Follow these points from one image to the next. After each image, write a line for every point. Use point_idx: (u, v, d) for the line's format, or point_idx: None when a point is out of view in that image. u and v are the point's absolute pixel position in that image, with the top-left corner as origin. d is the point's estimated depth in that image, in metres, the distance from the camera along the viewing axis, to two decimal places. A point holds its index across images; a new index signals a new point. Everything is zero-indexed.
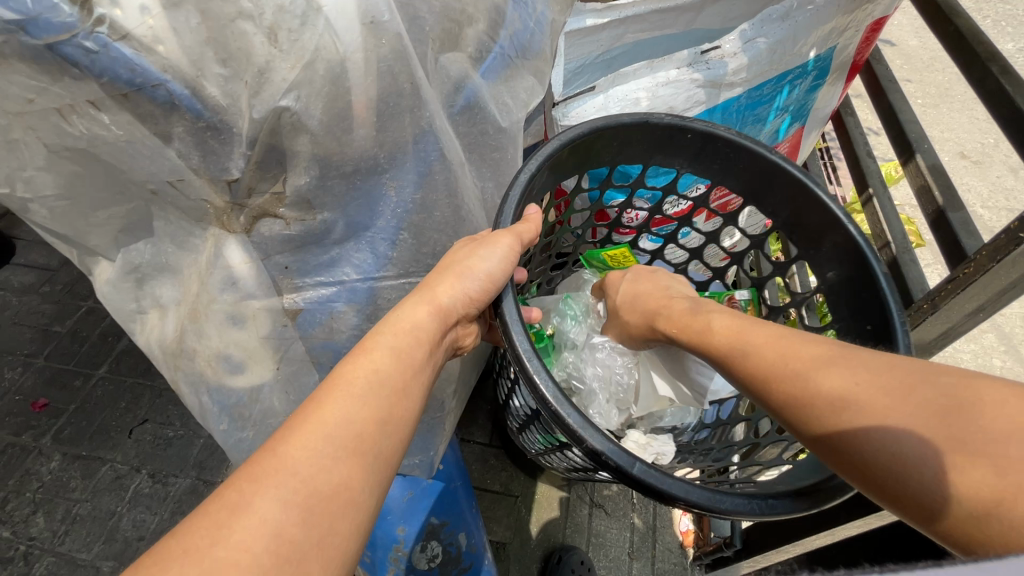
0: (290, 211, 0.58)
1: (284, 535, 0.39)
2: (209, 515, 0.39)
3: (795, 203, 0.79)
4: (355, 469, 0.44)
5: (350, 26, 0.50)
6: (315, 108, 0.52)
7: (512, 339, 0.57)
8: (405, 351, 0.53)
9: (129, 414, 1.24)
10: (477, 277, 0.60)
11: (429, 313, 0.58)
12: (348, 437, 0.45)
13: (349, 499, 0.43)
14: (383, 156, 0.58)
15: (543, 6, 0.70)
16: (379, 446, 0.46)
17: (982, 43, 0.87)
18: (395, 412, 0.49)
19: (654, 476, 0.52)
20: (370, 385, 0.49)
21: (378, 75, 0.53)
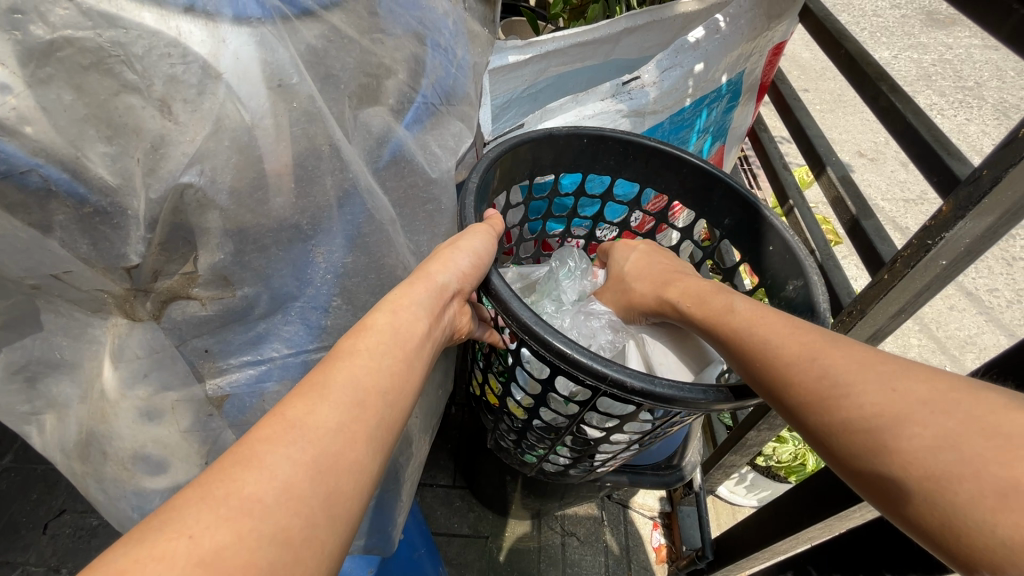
0: (204, 291, 0.52)
1: (292, 492, 0.34)
2: (218, 468, 0.35)
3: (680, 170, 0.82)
4: (357, 442, 0.39)
5: (254, 92, 0.46)
6: (223, 180, 0.47)
7: (516, 307, 0.54)
8: (412, 328, 0.48)
9: (42, 506, 1.09)
10: (465, 254, 0.57)
11: (425, 294, 0.52)
12: (359, 410, 0.40)
13: (357, 466, 0.38)
14: (306, 222, 0.53)
15: (462, 53, 0.71)
16: (386, 410, 0.41)
17: (870, 65, 0.95)
18: (397, 387, 0.44)
19: (675, 389, 0.51)
20: (373, 363, 0.44)
21: (292, 139, 0.50)
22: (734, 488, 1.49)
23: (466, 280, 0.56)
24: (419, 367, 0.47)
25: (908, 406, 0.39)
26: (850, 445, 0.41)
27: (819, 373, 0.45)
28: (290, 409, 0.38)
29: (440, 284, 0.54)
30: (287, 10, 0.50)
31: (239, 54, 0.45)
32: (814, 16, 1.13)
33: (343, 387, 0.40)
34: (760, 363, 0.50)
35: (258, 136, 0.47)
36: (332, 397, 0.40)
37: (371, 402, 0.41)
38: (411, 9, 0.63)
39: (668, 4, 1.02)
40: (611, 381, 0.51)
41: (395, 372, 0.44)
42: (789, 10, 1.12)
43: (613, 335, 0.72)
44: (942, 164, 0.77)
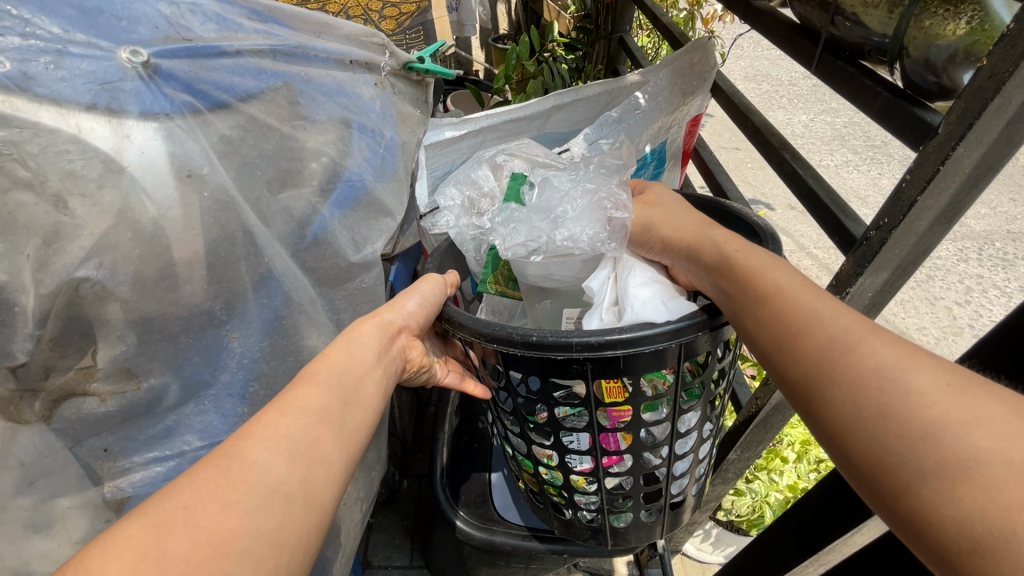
0: (104, 385, 0.49)
1: (271, 475, 0.45)
2: (211, 464, 0.45)
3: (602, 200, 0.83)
4: (322, 435, 0.50)
5: (161, 182, 0.46)
6: (124, 273, 0.45)
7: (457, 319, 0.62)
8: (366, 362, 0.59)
9: None
10: (415, 297, 0.65)
11: (376, 331, 0.62)
12: (321, 418, 0.51)
13: (323, 460, 0.49)
14: (218, 307, 0.52)
15: (391, 134, 0.75)
16: (343, 420, 0.53)
17: (774, 135, 1.06)
18: (356, 396, 0.55)
19: (642, 332, 0.52)
20: (335, 383, 0.55)
21: (203, 228, 0.49)
22: (701, 546, 1.46)
23: (413, 320, 0.65)
24: (373, 390, 0.58)
25: (949, 403, 0.37)
26: (866, 423, 0.39)
27: (843, 353, 0.42)
28: (263, 418, 0.48)
29: (388, 322, 0.63)
30: (200, 103, 0.48)
31: (145, 149, 0.45)
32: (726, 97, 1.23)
33: (308, 402, 0.51)
34: (787, 332, 0.46)
35: (165, 227, 0.46)
36: (299, 408, 0.51)
37: (331, 411, 0.52)
38: (335, 96, 0.65)
39: (591, 83, 1.15)
40: (577, 346, 0.53)
41: (351, 390, 0.55)
42: (701, 87, 1.21)
43: (608, 233, 0.65)
44: (841, 224, 0.84)
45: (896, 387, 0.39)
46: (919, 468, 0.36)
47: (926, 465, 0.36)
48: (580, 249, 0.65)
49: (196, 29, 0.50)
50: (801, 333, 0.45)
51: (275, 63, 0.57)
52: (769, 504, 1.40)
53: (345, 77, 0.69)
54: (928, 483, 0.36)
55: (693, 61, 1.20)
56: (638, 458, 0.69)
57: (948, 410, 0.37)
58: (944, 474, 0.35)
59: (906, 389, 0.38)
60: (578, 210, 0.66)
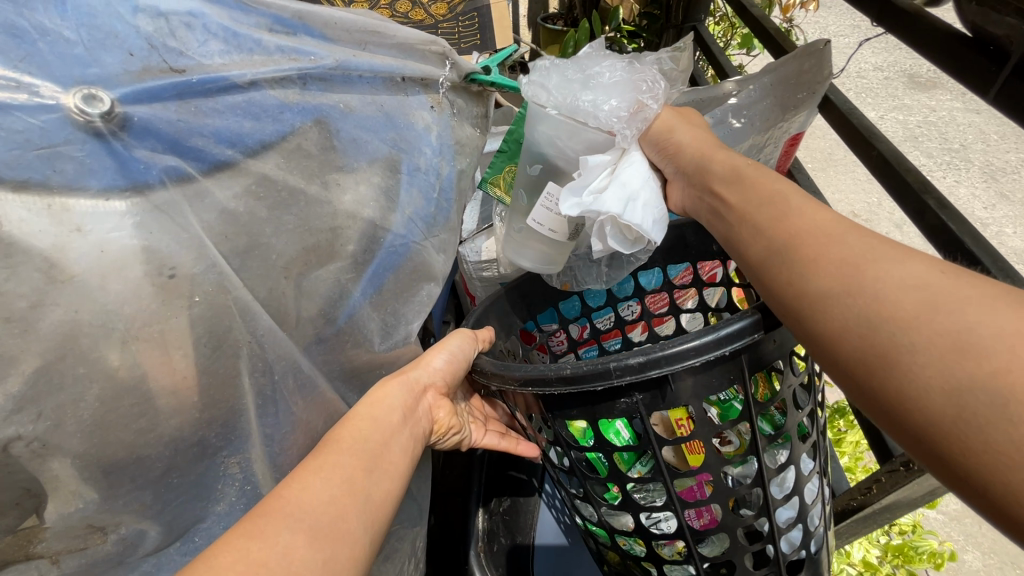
0: (55, 544, 0.36)
1: (293, 556, 0.35)
2: (221, 552, 0.35)
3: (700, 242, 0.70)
4: (347, 505, 0.39)
5: (130, 288, 0.31)
6: (73, 420, 0.31)
7: (486, 367, 0.52)
8: (386, 418, 0.47)
9: None
10: (441, 351, 0.55)
11: (400, 388, 0.50)
12: (347, 485, 0.40)
13: (347, 536, 0.38)
14: (213, 435, 0.38)
15: (448, 169, 0.59)
16: (372, 488, 0.42)
17: (910, 170, 0.83)
18: (383, 458, 0.44)
19: (685, 349, 0.40)
20: (364, 440, 0.44)
21: (195, 343, 0.34)
22: None
23: (441, 377, 0.54)
24: (401, 457, 0.46)
25: (938, 289, 0.33)
26: (857, 314, 0.35)
27: (840, 249, 0.38)
28: (286, 487, 0.39)
29: (413, 379, 0.52)
30: (191, 165, 0.33)
31: (107, 245, 0.30)
32: (849, 123, 0.97)
33: (331, 469, 0.41)
34: (784, 240, 0.42)
35: (137, 353, 0.32)
36: (323, 473, 0.40)
37: (354, 475, 0.41)
38: (381, 131, 0.50)
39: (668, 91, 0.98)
40: (617, 373, 0.42)
41: (378, 451, 0.44)
42: (809, 102, 0.94)
43: (622, 123, 0.58)
44: None
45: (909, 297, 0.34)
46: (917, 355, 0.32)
47: (918, 358, 0.32)
48: (598, 123, 0.57)
49: (192, 52, 0.34)
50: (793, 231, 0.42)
51: (304, 94, 0.42)
52: None
53: (393, 101, 0.53)
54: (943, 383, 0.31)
55: (803, 69, 0.94)
56: (739, 543, 0.53)
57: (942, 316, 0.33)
58: (936, 351, 0.31)
59: (895, 288, 0.34)
60: (591, 88, 0.57)
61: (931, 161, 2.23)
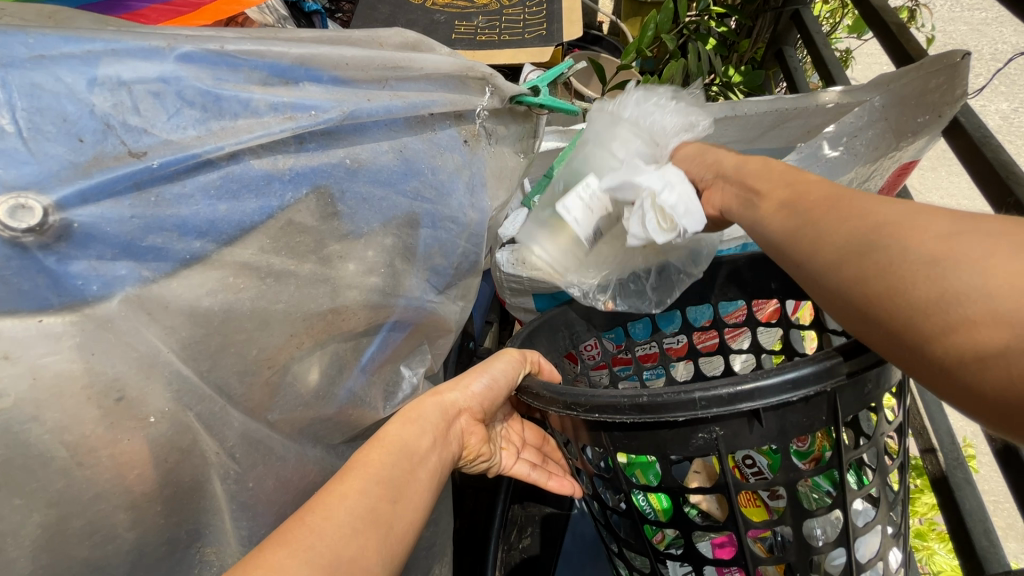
0: None
1: None
2: None
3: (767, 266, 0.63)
4: (369, 543, 0.35)
5: (71, 416, 0.27)
6: (16, 547, 0.28)
7: (532, 382, 0.48)
8: (425, 437, 0.43)
9: None
10: (483, 374, 0.50)
11: (436, 409, 0.46)
12: (372, 519, 0.36)
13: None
14: (183, 536, 0.35)
15: (482, 216, 0.52)
16: (396, 523, 0.37)
17: None
18: (412, 487, 0.40)
19: (774, 390, 0.37)
20: (397, 462, 0.40)
21: (153, 459, 0.30)
22: None
23: (480, 401, 0.50)
24: (425, 486, 0.41)
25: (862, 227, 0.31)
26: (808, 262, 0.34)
27: (793, 204, 0.37)
28: (307, 515, 0.34)
29: (450, 401, 0.48)
30: (147, 268, 0.29)
31: (40, 371, 0.26)
32: None
33: (355, 497, 0.36)
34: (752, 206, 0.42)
35: (81, 479, 0.28)
36: (347, 504, 0.35)
37: (381, 507, 0.37)
38: (400, 182, 0.43)
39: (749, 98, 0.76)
40: (703, 403, 0.38)
41: (405, 480, 0.40)
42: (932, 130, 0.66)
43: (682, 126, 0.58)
44: None
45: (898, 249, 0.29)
46: (877, 301, 0.29)
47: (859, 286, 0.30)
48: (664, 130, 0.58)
49: (158, 129, 0.29)
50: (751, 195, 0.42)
51: (300, 155, 0.36)
52: None
53: (418, 144, 0.46)
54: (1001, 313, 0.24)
55: (927, 87, 0.66)
56: None
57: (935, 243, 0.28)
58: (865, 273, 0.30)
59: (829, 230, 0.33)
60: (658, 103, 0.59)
61: None
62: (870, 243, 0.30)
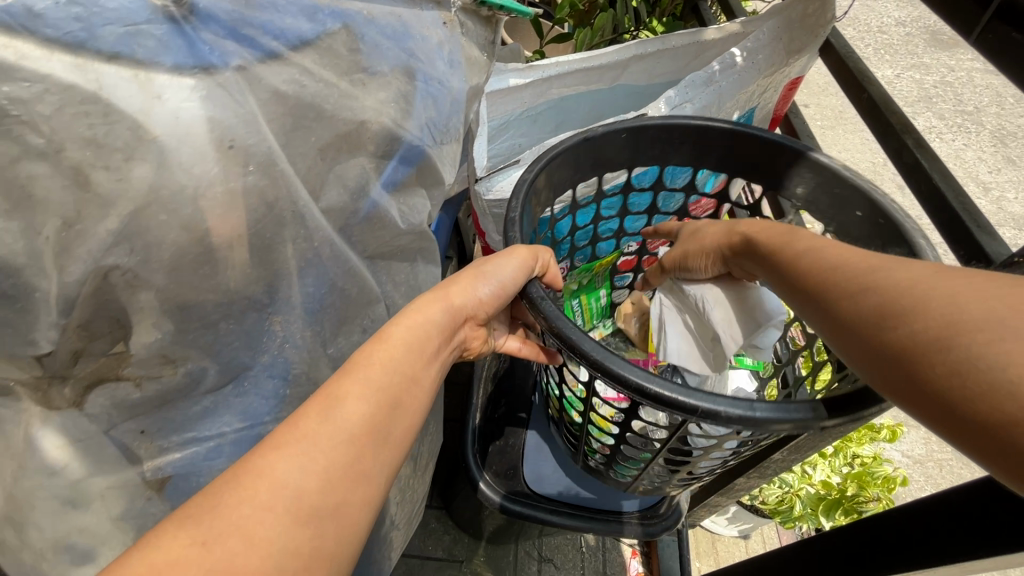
0: (138, 371, 0.44)
1: (305, 498, 0.37)
2: (234, 478, 0.37)
3: (735, 143, 0.72)
4: (362, 454, 0.41)
5: (200, 154, 0.38)
6: (158, 260, 0.39)
7: (542, 301, 0.53)
8: (422, 348, 0.49)
9: None
10: (488, 280, 0.56)
11: (443, 313, 0.52)
12: (367, 431, 0.41)
13: (361, 478, 0.40)
14: (261, 292, 0.45)
15: (460, 86, 0.64)
16: (390, 428, 0.43)
17: (896, 112, 0.85)
18: (405, 395, 0.45)
19: (776, 413, 0.45)
20: (388, 376, 0.45)
21: (247, 207, 0.41)
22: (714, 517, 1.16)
23: (483, 308, 0.56)
24: (424, 390, 0.47)
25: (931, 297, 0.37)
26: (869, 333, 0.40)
27: (869, 277, 0.42)
28: (303, 419, 0.40)
29: (457, 305, 0.54)
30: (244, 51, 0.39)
31: (179, 113, 0.36)
32: (846, 66, 0.97)
33: (349, 408, 0.41)
34: (811, 266, 0.48)
35: (200, 209, 0.39)
36: (340, 413, 0.41)
37: (376, 415, 0.42)
38: (402, 41, 0.55)
39: (685, 31, 0.96)
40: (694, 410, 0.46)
41: (402, 388, 0.45)
42: (812, 44, 0.96)
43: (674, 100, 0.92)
44: (968, 237, 0.66)
45: (981, 338, 0.33)
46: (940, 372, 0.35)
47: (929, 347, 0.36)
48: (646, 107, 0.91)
49: None
50: (817, 259, 0.48)
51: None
52: (801, 497, 1.09)
53: (410, 15, 0.57)
54: (1006, 371, 0.31)
55: (807, 12, 0.94)
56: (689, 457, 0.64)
57: (992, 322, 0.34)
58: (933, 334, 0.36)
59: (887, 298, 0.40)
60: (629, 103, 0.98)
61: (943, 122, 2.14)
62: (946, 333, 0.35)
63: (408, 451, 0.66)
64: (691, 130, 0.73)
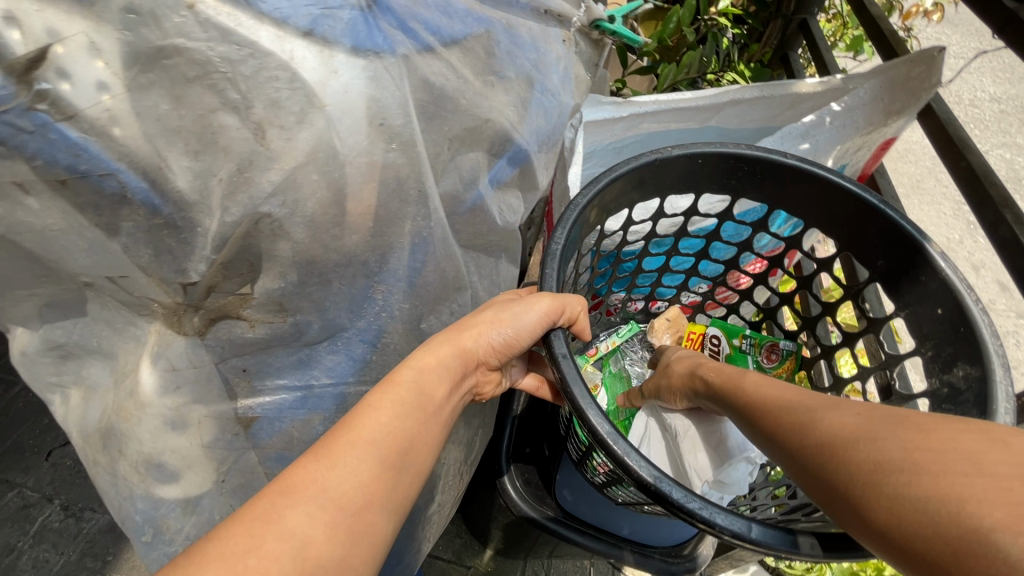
0: (256, 313, 0.49)
1: (310, 549, 0.38)
2: (242, 523, 0.38)
3: (827, 197, 0.66)
4: (374, 497, 0.43)
5: (356, 127, 0.42)
6: (302, 214, 0.43)
7: (561, 362, 0.52)
8: (435, 392, 0.50)
9: (51, 431, 1.06)
10: (502, 327, 0.56)
11: (454, 356, 0.53)
12: (377, 478, 0.43)
13: (369, 528, 0.41)
14: (373, 259, 0.49)
15: (568, 100, 0.67)
16: (400, 475, 0.45)
17: (995, 185, 0.82)
18: (418, 440, 0.47)
19: (772, 537, 0.45)
20: (396, 423, 0.46)
21: (382, 180, 0.45)
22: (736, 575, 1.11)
23: (492, 355, 0.57)
24: (435, 434, 0.49)
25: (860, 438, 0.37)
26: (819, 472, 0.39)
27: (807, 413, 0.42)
28: (312, 466, 0.41)
29: (467, 350, 0.54)
30: None
31: (348, 88, 0.41)
32: (945, 132, 0.94)
33: (356, 453, 0.43)
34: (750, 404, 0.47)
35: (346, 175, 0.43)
36: (352, 459, 0.43)
37: (387, 463, 0.44)
38: (528, 51, 0.58)
39: (784, 83, 0.96)
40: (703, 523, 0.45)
41: (414, 432, 0.47)
42: (913, 107, 0.94)
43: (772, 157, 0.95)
44: None
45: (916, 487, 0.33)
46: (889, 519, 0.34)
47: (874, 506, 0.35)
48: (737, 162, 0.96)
49: None
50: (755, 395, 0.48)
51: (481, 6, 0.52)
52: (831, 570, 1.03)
53: (538, 29, 0.62)
54: (922, 503, 0.32)
55: (911, 74, 0.91)
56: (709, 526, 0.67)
57: (889, 454, 0.35)
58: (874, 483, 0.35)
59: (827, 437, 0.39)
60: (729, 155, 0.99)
61: None
62: (887, 477, 0.34)
63: (461, 439, 0.68)
64: (782, 173, 0.67)
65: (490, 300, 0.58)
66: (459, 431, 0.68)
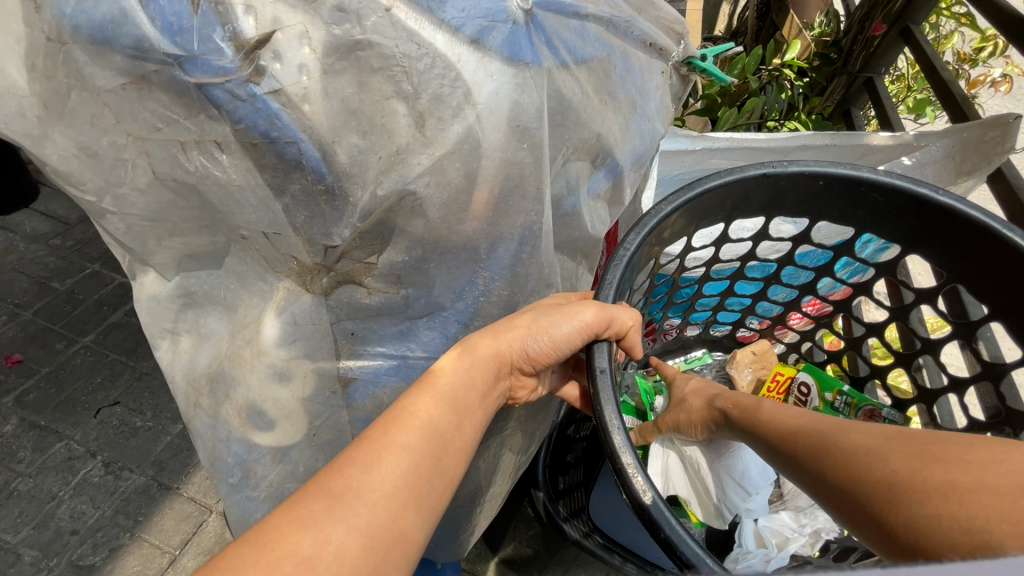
0: (376, 282, 0.53)
1: (346, 555, 0.42)
2: (281, 524, 0.42)
3: (913, 211, 0.69)
4: (408, 504, 0.47)
5: (497, 125, 0.48)
6: (439, 195, 0.49)
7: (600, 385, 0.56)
8: (466, 398, 0.53)
9: (101, 391, 1.28)
10: (541, 335, 0.56)
11: (488, 361, 0.55)
12: (411, 484, 0.47)
13: (402, 533, 0.46)
14: (484, 245, 0.54)
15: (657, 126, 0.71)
16: (430, 483, 0.49)
17: None
18: (448, 447, 0.51)
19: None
20: (427, 432, 0.50)
21: (508, 175, 0.51)
22: None
23: (527, 361, 0.58)
24: (464, 442, 0.53)
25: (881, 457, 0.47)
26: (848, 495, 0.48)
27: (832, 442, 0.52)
28: (348, 470, 0.46)
29: (502, 354, 0.56)
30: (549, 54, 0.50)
31: (499, 91, 0.48)
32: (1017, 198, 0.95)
33: (391, 460, 0.47)
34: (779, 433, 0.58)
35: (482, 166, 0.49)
36: (387, 464, 0.47)
37: (421, 469, 0.49)
38: (636, 78, 0.64)
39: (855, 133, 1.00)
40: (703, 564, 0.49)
41: (446, 438, 0.51)
42: (984, 169, 0.95)
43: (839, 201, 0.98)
44: None
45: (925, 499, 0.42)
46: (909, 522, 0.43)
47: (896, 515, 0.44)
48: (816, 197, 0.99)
49: None
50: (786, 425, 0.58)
51: (606, 33, 0.58)
52: None
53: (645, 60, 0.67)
54: (941, 525, 0.41)
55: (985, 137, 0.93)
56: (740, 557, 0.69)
57: (912, 474, 0.44)
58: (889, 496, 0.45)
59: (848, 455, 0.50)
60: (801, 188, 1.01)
61: None
62: (907, 493, 0.44)
63: (521, 431, 0.72)
64: (878, 190, 0.71)
65: (531, 305, 0.59)
66: (521, 422, 0.71)
